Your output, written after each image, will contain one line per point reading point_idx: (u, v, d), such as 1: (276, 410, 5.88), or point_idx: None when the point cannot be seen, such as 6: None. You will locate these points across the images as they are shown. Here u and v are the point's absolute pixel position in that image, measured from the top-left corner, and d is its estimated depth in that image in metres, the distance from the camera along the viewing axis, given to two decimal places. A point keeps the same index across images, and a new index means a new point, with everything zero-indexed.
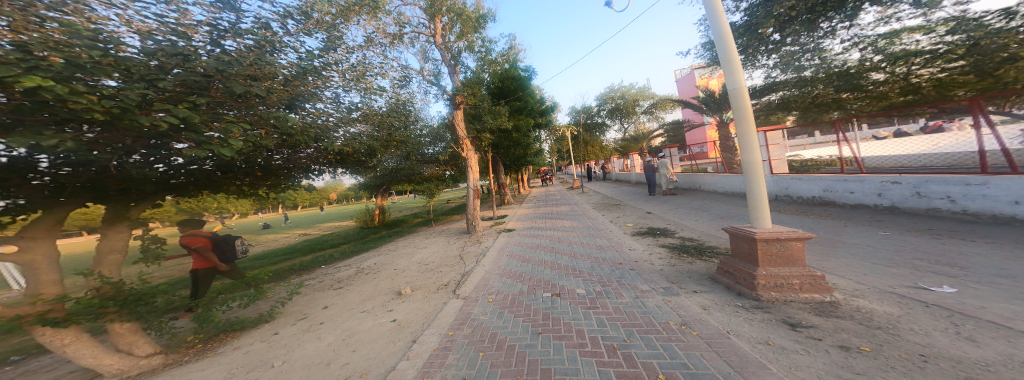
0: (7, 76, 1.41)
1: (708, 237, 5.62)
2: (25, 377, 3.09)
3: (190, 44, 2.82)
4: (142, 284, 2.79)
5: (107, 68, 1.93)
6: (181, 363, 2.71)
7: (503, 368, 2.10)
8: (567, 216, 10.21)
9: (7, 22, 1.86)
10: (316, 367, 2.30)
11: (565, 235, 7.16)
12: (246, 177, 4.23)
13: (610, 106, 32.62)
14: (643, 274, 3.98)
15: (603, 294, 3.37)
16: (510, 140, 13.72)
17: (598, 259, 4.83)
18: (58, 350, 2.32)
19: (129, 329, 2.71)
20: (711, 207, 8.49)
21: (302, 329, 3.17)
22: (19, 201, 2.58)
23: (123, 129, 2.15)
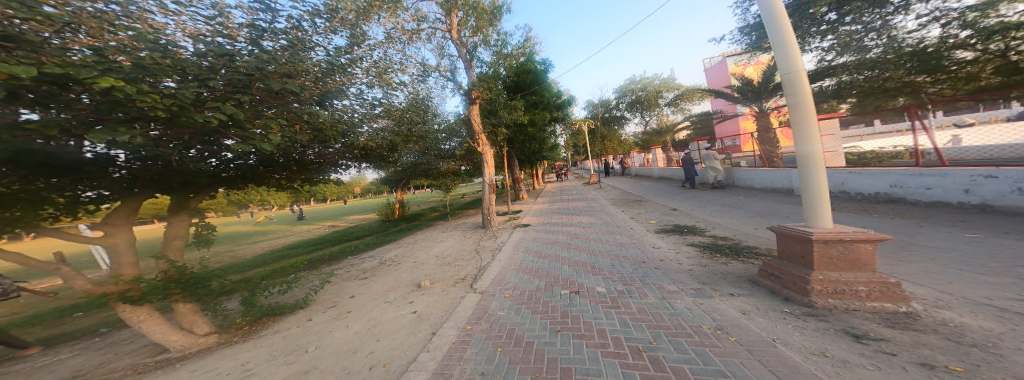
0: (89, 78, 1.66)
1: (744, 236, 5.15)
2: (110, 348, 3.63)
3: (234, 45, 3.07)
4: (202, 268, 3.14)
5: (165, 70, 2.21)
6: (231, 343, 3.00)
7: (521, 365, 2.07)
8: (586, 212, 9.96)
9: (85, 32, 2.20)
10: (343, 355, 2.43)
11: (584, 231, 6.96)
12: (285, 172, 4.61)
13: (630, 99, 31.20)
14: (670, 274, 3.71)
15: (626, 293, 3.18)
16: (526, 135, 13.76)
17: (619, 256, 4.60)
18: (135, 325, 2.70)
19: (190, 309, 3.11)
20: (748, 203, 7.77)
21: (332, 317, 3.38)
22: (105, 192, 3.05)
23: (182, 127, 2.46)
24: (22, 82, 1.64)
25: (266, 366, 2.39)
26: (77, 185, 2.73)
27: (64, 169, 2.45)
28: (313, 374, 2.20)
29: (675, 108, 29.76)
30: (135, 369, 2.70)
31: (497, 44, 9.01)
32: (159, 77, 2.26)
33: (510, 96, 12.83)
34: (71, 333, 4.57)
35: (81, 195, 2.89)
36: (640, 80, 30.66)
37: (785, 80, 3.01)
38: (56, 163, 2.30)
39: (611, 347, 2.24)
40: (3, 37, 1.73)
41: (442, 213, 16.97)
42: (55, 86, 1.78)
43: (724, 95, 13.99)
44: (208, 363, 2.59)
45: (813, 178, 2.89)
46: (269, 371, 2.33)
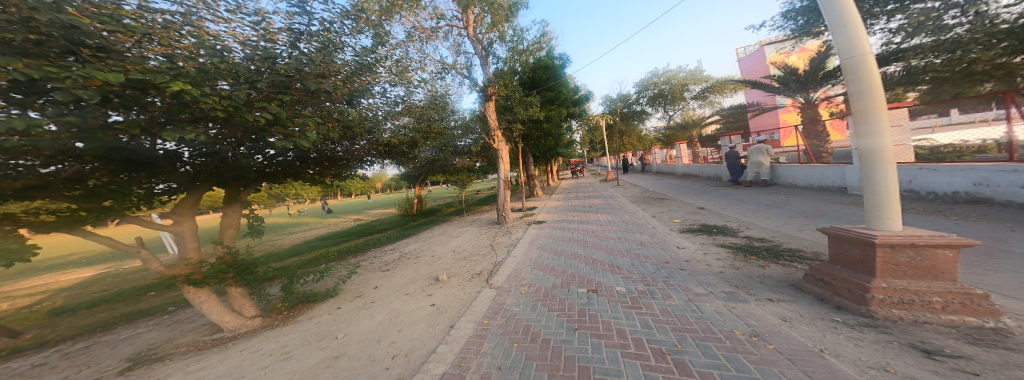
0: (166, 84, 1.97)
1: (784, 238, 4.72)
2: (176, 325, 4.16)
3: (274, 46, 3.37)
4: (250, 255, 3.50)
5: (221, 74, 2.50)
6: (274, 326, 3.32)
7: (537, 361, 2.06)
8: (604, 210, 9.69)
9: (157, 42, 2.56)
10: (369, 343, 2.59)
11: (602, 228, 6.79)
12: (318, 168, 5.00)
13: (652, 93, 29.84)
14: (697, 275, 3.49)
15: (647, 294, 3.05)
16: (541, 132, 13.69)
17: (638, 255, 4.44)
18: (198, 306, 3.08)
19: (240, 294, 3.47)
20: (789, 202, 7.09)
21: (359, 306, 3.61)
22: (174, 185, 3.49)
23: (234, 127, 2.80)
24: (115, 89, 1.98)
25: (303, 350, 2.62)
26: (152, 179, 3.15)
27: (143, 165, 2.86)
28: (342, 361, 2.37)
29: (702, 101, 27.97)
30: (196, 347, 3.06)
31: (512, 39, 9.04)
32: (217, 81, 2.58)
33: (526, 92, 12.82)
34: (145, 311, 5.28)
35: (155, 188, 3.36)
36: (664, 72, 29.11)
37: (848, 66, 2.61)
38: (135, 160, 2.70)
39: (632, 348, 2.15)
40: (98, 48, 2.11)
41: (458, 209, 17.34)
42: (138, 92, 2.11)
43: (762, 86, 12.92)
44: (255, 344, 2.89)
45: (879, 175, 2.51)
46: (305, 354, 2.54)
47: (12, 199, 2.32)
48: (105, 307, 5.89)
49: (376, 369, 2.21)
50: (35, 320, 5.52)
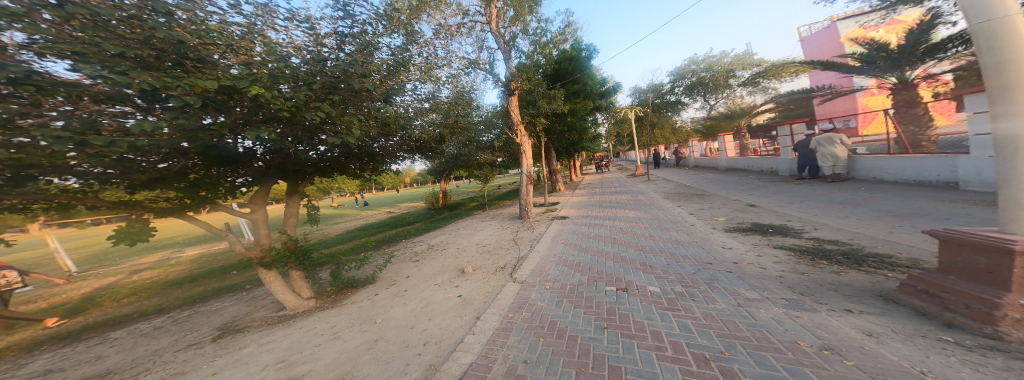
0: (246, 88, 2.36)
1: (865, 241, 3.93)
2: (250, 301, 4.93)
3: (319, 47, 3.60)
4: (307, 243, 4.02)
5: (281, 77, 2.81)
6: (323, 308, 3.75)
7: (564, 357, 1.97)
8: (634, 206, 9.16)
9: (235, 53, 2.92)
10: (403, 329, 2.80)
11: (635, 225, 6.37)
12: (358, 163, 5.18)
13: (691, 81, 27.45)
14: (748, 279, 3.05)
15: (685, 296, 2.77)
16: (565, 126, 13.48)
17: (674, 254, 4.13)
18: (267, 284, 3.64)
19: (298, 277, 3.98)
20: (872, 200, 5.92)
21: (393, 294, 3.89)
22: (249, 179, 4.01)
23: (295, 126, 3.22)
24: (210, 94, 2.42)
25: (348, 331, 2.94)
26: (234, 171, 3.65)
27: (227, 160, 3.38)
28: (380, 344, 2.60)
29: (752, 88, 25.00)
30: (262, 324, 3.58)
31: (534, 31, 9.01)
32: (281, 84, 2.93)
33: (550, 85, 12.78)
34: (228, 288, 6.33)
35: (236, 182, 3.91)
36: (705, 58, 26.60)
37: (980, 33, 1.74)
38: (218, 156, 3.18)
39: (668, 350, 1.87)
40: (198, 60, 2.56)
41: (481, 204, 17.72)
42: (223, 96, 2.53)
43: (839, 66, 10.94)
44: (310, 323, 3.32)
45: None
46: (350, 335, 2.85)
47: (141, 188, 2.98)
48: (201, 282, 7.20)
49: (410, 355, 2.36)
50: (156, 290, 6.97)
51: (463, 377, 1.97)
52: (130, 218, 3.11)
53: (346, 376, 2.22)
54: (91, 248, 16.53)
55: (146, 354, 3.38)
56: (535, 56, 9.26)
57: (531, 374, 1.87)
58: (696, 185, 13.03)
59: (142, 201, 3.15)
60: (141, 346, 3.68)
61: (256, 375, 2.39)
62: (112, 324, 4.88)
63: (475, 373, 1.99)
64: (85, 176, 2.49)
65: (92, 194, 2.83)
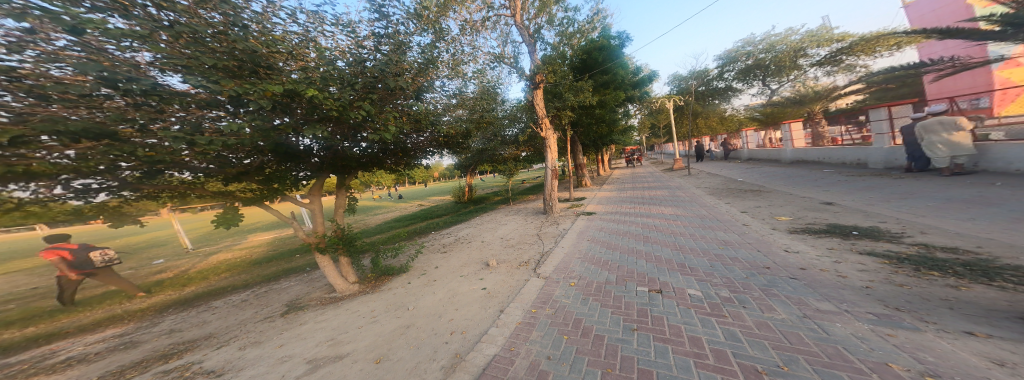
0: (303, 90, 2.67)
1: (997, 248, 3.02)
2: (309, 282, 5.68)
3: (359, 48, 3.76)
4: (354, 232, 4.48)
5: (329, 80, 3.05)
6: (365, 292, 4.15)
7: (590, 357, 1.85)
8: (671, 203, 8.44)
9: (295, 59, 3.20)
10: (432, 318, 2.94)
11: (675, 224, 5.82)
12: (395, 158, 5.29)
13: (747, 64, 24.73)
14: (819, 288, 2.53)
15: (733, 302, 2.42)
16: (592, 118, 13.02)
17: (719, 256, 3.69)
18: (321, 267, 4.15)
19: (345, 262, 4.45)
20: (1011, 198, 4.52)
21: (424, 283, 4.11)
22: (309, 173, 4.43)
23: (342, 124, 3.53)
24: (278, 98, 2.80)
25: (385, 316, 3.21)
26: (297, 165, 4.08)
27: (290, 156, 3.81)
28: (412, 330, 2.78)
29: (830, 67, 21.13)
30: (317, 304, 4.10)
31: (560, 21, 8.80)
32: (329, 85, 3.13)
33: (576, 77, 12.57)
34: (292, 269, 7.36)
35: (298, 176, 4.33)
36: (765, 36, 23.29)
37: None
38: (285, 151, 3.63)
39: (708, 358, 1.65)
40: (267, 68, 2.93)
41: (505, 198, 17.82)
42: (287, 99, 2.92)
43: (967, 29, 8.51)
44: (356, 305, 3.70)
45: None
46: (386, 320, 3.11)
47: (231, 180, 3.62)
48: (272, 264, 8.49)
49: (438, 343, 2.48)
50: (240, 268, 8.41)
51: (485, 368, 2.00)
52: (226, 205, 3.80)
53: (382, 357, 2.44)
54: (199, 231, 20.51)
55: (235, 323, 4.12)
56: (561, 46, 8.93)
57: (554, 370, 1.80)
58: (748, 179, 11.44)
59: (234, 191, 3.77)
60: (232, 316, 4.49)
61: (311, 351, 2.75)
62: (213, 295, 6.03)
63: (497, 365, 2.00)
64: (196, 170, 3.11)
65: (200, 186, 3.48)
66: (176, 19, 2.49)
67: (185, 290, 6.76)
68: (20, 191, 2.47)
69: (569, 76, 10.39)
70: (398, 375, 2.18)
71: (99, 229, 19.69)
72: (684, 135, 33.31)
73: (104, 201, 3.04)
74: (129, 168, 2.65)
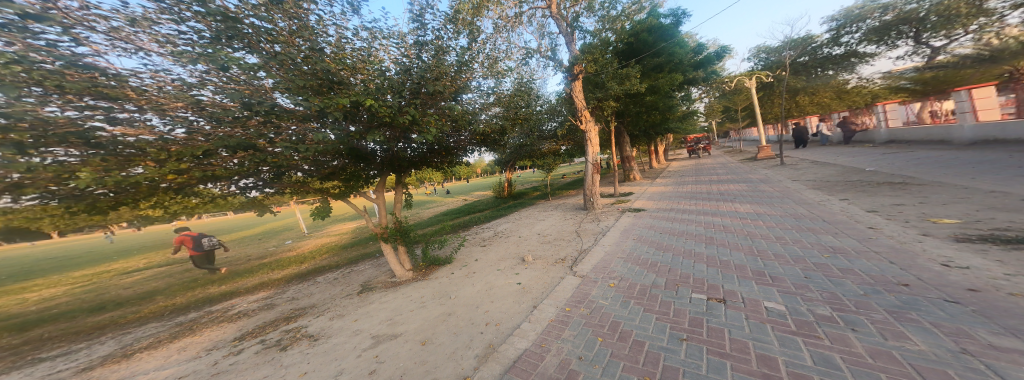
0: (364, 101, 3.14)
1: None
2: (376, 266, 6.71)
3: (406, 56, 4.05)
4: (409, 225, 5.00)
5: (383, 90, 3.48)
6: (417, 279, 4.61)
7: (625, 362, 1.71)
8: (752, 201, 6.96)
9: (357, 73, 3.63)
10: (471, 307, 3.17)
11: (758, 227, 4.79)
12: (439, 157, 5.67)
13: (888, 18, 18.55)
14: (1001, 318, 1.61)
15: (836, 323, 1.83)
16: (642, 106, 12.53)
17: (820, 265, 2.91)
18: (383, 255, 4.73)
19: (403, 251, 4.99)
20: None
21: (464, 275, 4.40)
22: (374, 172, 5.08)
23: (397, 129, 4.00)
24: (346, 108, 3.30)
25: (431, 302, 3.56)
26: (368, 165, 4.75)
27: (362, 157, 4.48)
28: (453, 317, 3.04)
29: None
30: (382, 286, 4.75)
31: (601, 6, 8.39)
32: (383, 95, 3.53)
33: (622, 63, 11.89)
34: (366, 254, 8.79)
35: (370, 173, 4.98)
36: None
37: None
38: (357, 153, 4.26)
39: None
40: (338, 83, 3.43)
41: (543, 193, 17.49)
42: (358, 111, 3.47)
43: None
44: (410, 290, 4.17)
45: None
46: (432, 306, 3.45)
47: (325, 178, 4.44)
48: (353, 248, 10.29)
49: (474, 332, 2.63)
50: (333, 250, 10.47)
51: (515, 361, 1.99)
52: (323, 199, 4.72)
53: (427, 340, 2.69)
54: None
55: (328, 296, 5.16)
56: (602, 32, 8.48)
57: (584, 371, 1.71)
58: (878, 168, 8.52)
59: (327, 189, 4.65)
60: (326, 291, 5.57)
61: (374, 328, 3.21)
62: (315, 271, 7.66)
63: (527, 360, 1.98)
64: (301, 170, 3.98)
65: (303, 184, 4.37)
66: (272, 47, 3.10)
67: (303, 265, 8.75)
68: (211, 188, 3.83)
69: (614, 63, 9.72)
70: (438, 358, 2.32)
71: (251, 219, 26.99)
72: (779, 118, 27.04)
73: (257, 196, 4.26)
74: (267, 172, 3.74)
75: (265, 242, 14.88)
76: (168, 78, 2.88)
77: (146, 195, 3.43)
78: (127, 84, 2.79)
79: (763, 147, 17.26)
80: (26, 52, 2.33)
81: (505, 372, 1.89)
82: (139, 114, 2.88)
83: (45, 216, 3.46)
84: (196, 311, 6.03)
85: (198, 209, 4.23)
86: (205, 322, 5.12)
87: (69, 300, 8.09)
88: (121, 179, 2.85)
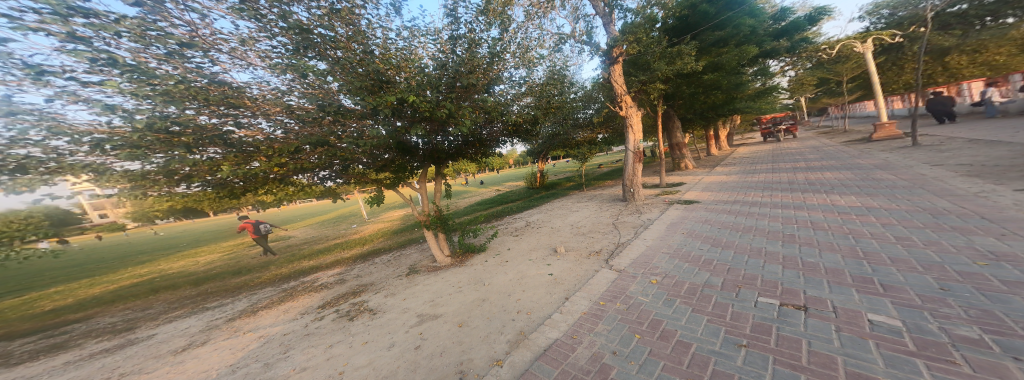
0: (407, 97, 3.46)
1: None
2: (421, 250, 7.37)
3: (442, 52, 4.28)
4: (448, 214, 5.30)
5: (423, 86, 3.76)
6: (456, 265, 4.89)
7: (666, 362, 1.68)
8: (856, 192, 5.45)
9: (401, 72, 3.95)
10: (503, 295, 3.27)
11: (867, 225, 3.72)
12: (474, 149, 5.86)
13: None
14: None
15: (986, 348, 1.34)
16: (698, 86, 11.02)
17: (967, 275, 2.12)
18: (426, 241, 5.09)
19: (443, 239, 5.30)
20: None
21: (497, 262, 4.54)
22: (418, 164, 5.51)
23: (436, 122, 4.29)
24: (393, 105, 3.67)
25: (468, 286, 3.77)
26: (412, 158, 5.18)
27: (408, 150, 4.92)
28: (486, 302, 3.15)
29: None
30: (426, 270, 5.13)
31: None
32: (423, 90, 3.81)
33: (673, 40, 10.62)
34: (413, 238, 9.71)
35: (414, 164, 5.44)
36: None
37: None
38: (402, 147, 4.67)
39: None
40: (387, 82, 3.82)
41: (576, 183, 16.79)
42: (405, 109, 3.87)
43: None
44: (450, 274, 4.46)
45: None
46: (468, 290, 3.64)
47: (378, 169, 4.99)
48: (403, 233, 11.46)
49: (506, 318, 2.70)
50: (388, 234, 11.84)
51: (546, 350, 2.06)
52: (379, 189, 5.34)
53: (464, 322, 2.81)
54: None
55: (383, 275, 5.87)
56: (647, 9, 7.64)
57: (619, 366, 1.72)
58: None
59: (380, 180, 5.23)
60: (382, 270, 6.28)
61: (419, 308, 3.49)
62: (372, 252, 8.78)
63: (558, 349, 2.04)
64: (361, 162, 4.60)
65: (362, 175, 5.00)
66: (334, 53, 3.62)
67: (365, 246, 10.14)
68: (301, 178, 4.72)
69: (661, 41, 8.76)
70: (473, 339, 2.43)
71: (327, 207, 31.91)
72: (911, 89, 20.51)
73: (331, 186, 5.08)
74: (337, 164, 4.46)
75: (338, 225, 17.65)
76: (268, 87, 3.65)
77: (261, 184, 4.39)
78: (244, 94, 3.65)
79: (882, 125, 13.32)
80: (186, 74, 3.27)
81: (536, 358, 1.98)
82: (253, 118, 3.76)
83: (201, 201, 4.64)
84: (292, 280, 7.49)
85: (289, 198, 5.22)
86: (297, 289, 6.37)
87: (219, 264, 10.90)
88: (246, 170, 3.67)
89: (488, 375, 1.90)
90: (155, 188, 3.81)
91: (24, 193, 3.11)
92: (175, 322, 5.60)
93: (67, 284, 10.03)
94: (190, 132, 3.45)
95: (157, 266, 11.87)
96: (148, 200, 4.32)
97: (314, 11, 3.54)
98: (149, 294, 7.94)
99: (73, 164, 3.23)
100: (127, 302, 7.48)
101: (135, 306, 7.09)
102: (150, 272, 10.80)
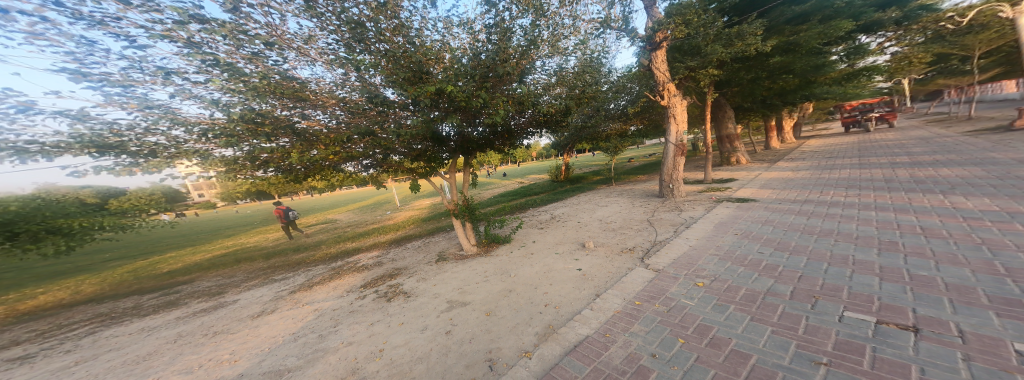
0: (445, 87, 3.58)
1: None
2: (449, 238, 7.66)
3: (478, 41, 4.32)
4: (475, 204, 5.40)
5: (459, 76, 3.85)
6: (483, 255, 4.97)
7: (717, 371, 1.51)
8: (988, 194, 4.34)
9: (436, 65, 4.10)
10: (529, 287, 3.23)
11: (1013, 235, 2.92)
12: (502, 140, 5.89)
13: None
14: None
15: None
16: (763, 70, 9.77)
17: None
18: (455, 229, 5.26)
19: (470, 228, 5.42)
20: None
21: (523, 255, 4.51)
22: (448, 155, 5.68)
23: (468, 113, 4.38)
24: (429, 96, 3.83)
25: (495, 277, 3.79)
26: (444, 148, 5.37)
27: (440, 141, 5.10)
28: (512, 294, 3.14)
29: None
30: (454, 257, 5.29)
31: None
32: (457, 80, 3.90)
33: (732, 21, 9.51)
34: (443, 226, 10.12)
35: (445, 155, 5.62)
36: None
37: None
38: (436, 137, 4.85)
39: None
40: (427, 73, 3.98)
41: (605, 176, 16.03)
42: (442, 100, 4.02)
43: None
44: (477, 263, 4.54)
45: None
46: (495, 280, 3.67)
47: (414, 159, 5.24)
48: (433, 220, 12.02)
49: (533, 311, 2.66)
50: (420, 221, 12.52)
51: (578, 345, 1.98)
52: (413, 178, 5.63)
53: (492, 311, 2.83)
54: None
55: (416, 260, 6.22)
56: None
57: (659, 370, 1.58)
58: None
59: (415, 169, 5.50)
60: (414, 256, 6.64)
61: (448, 294, 3.61)
62: (406, 238, 9.34)
63: (591, 346, 1.94)
64: (399, 151, 4.89)
65: (398, 164, 5.31)
66: (381, 44, 3.87)
67: (400, 231, 10.84)
68: (348, 167, 5.18)
69: (717, 21, 7.88)
70: (502, 329, 2.44)
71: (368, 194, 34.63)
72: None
73: (370, 174, 5.50)
74: (378, 154, 4.79)
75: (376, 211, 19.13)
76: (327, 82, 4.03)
77: (318, 171, 4.91)
78: (307, 88, 4.07)
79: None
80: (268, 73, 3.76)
81: (566, 353, 1.91)
82: (313, 110, 4.19)
83: (270, 185, 5.35)
84: (339, 259, 8.31)
85: (336, 185, 5.75)
86: (343, 268, 7.04)
87: (283, 241, 12.53)
88: (309, 159, 4.13)
89: (517, 365, 1.88)
90: (241, 172, 4.48)
91: (154, 173, 3.84)
92: (252, 290, 6.55)
93: (176, 251, 12.32)
94: (269, 123, 3.95)
95: (237, 240, 14.01)
96: (232, 182, 5.08)
97: (363, 7, 3.77)
98: (234, 263, 9.45)
99: (187, 150, 3.89)
100: (219, 269, 8.96)
101: (224, 274, 8.47)
102: (233, 245, 12.79)
